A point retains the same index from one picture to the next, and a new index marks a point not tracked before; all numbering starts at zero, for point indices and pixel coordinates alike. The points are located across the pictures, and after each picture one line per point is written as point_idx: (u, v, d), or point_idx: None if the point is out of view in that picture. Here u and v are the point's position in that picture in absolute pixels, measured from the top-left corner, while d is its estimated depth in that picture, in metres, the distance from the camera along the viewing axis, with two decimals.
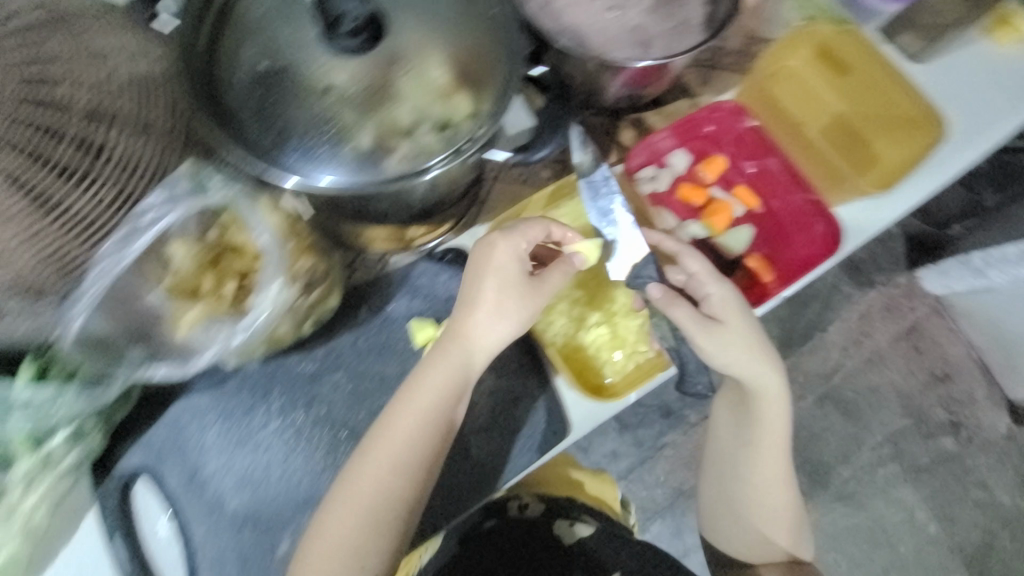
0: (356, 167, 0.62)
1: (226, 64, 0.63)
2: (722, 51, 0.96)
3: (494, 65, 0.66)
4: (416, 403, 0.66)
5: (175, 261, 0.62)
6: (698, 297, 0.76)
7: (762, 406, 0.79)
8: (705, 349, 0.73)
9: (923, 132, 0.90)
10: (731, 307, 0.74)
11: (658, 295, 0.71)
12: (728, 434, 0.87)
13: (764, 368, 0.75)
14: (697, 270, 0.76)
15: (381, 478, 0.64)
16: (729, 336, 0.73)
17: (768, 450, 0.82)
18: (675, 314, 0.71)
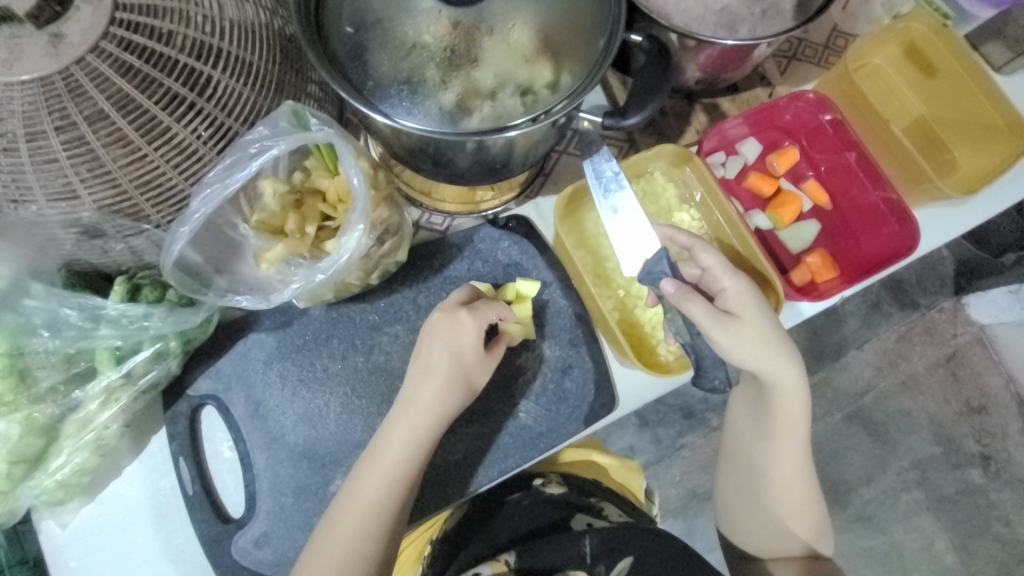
0: (445, 120, 0.64)
1: (332, 7, 0.65)
2: (804, 43, 0.94)
3: (590, 33, 0.67)
4: (421, 412, 0.67)
5: (264, 198, 0.64)
6: (713, 292, 0.74)
7: (783, 399, 0.78)
8: (723, 344, 0.70)
9: (1011, 141, 0.88)
10: (746, 302, 0.72)
11: (671, 290, 0.69)
12: (744, 427, 0.86)
13: (781, 360, 0.72)
14: (711, 264, 0.74)
15: (383, 490, 0.65)
16: (749, 333, 0.70)
17: (789, 439, 0.81)
18: (689, 309, 0.68)
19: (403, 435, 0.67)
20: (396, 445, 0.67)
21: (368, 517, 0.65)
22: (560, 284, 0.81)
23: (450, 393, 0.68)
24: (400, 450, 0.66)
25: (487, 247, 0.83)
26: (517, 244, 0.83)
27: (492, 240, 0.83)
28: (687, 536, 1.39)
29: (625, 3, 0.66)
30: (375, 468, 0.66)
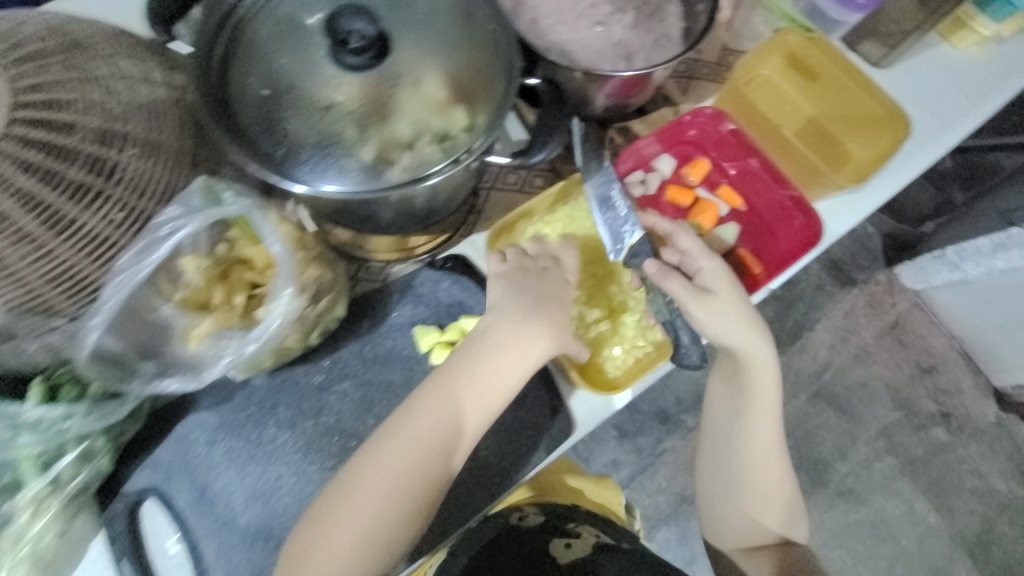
0: (362, 179, 0.64)
1: (237, 82, 0.66)
2: (699, 62, 1.02)
3: (496, 78, 0.69)
4: (438, 423, 0.68)
5: (188, 275, 0.63)
6: (691, 271, 0.78)
7: (755, 375, 0.79)
8: (697, 317, 0.74)
9: (891, 130, 0.96)
10: (721, 278, 0.76)
11: (652, 270, 0.74)
12: (721, 408, 0.84)
13: (751, 333, 0.76)
14: (689, 247, 0.78)
15: (387, 488, 0.66)
16: (721, 306, 0.74)
17: (761, 417, 0.80)
18: (668, 286, 0.74)
19: (417, 429, 0.68)
20: (409, 438, 0.67)
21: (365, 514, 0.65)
22: None
23: (471, 390, 0.70)
24: (410, 447, 0.67)
25: (428, 289, 0.83)
26: (457, 282, 0.84)
27: (433, 283, 0.84)
28: (683, 540, 1.40)
29: (517, 48, 0.70)
30: (380, 461, 0.67)
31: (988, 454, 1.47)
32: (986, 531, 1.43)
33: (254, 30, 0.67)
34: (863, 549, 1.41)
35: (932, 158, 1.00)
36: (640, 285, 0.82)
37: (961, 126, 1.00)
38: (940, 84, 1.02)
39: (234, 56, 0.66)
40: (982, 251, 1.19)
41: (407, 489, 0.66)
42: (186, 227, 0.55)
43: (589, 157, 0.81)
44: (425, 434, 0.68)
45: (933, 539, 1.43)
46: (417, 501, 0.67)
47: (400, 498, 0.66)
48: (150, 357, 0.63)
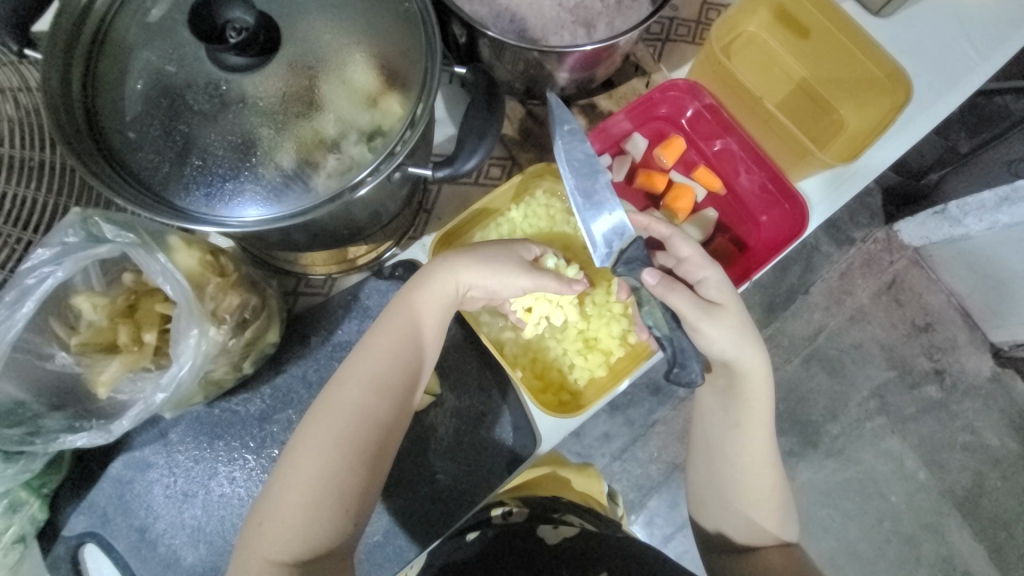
0: (273, 200, 0.54)
1: (108, 91, 0.54)
2: (676, 21, 0.90)
3: (426, 56, 0.56)
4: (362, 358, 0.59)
5: (86, 314, 0.58)
6: (692, 282, 0.69)
7: (749, 391, 0.70)
8: (703, 334, 0.65)
9: (890, 94, 0.84)
10: (726, 290, 0.68)
11: (653, 282, 0.62)
12: (713, 418, 0.74)
13: (752, 347, 0.67)
14: (688, 254, 0.70)
15: (340, 430, 0.55)
16: (730, 321, 0.66)
17: (757, 423, 0.71)
18: (673, 302, 0.63)
19: (363, 364, 0.58)
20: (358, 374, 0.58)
21: (320, 461, 0.54)
22: None
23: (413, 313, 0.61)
24: (360, 382, 0.58)
25: (375, 302, 0.77)
26: None
27: (381, 294, 0.77)
28: (678, 508, 1.15)
29: (436, 16, 0.56)
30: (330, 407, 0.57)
31: (983, 409, 1.23)
32: (977, 487, 1.21)
33: (121, 29, 0.55)
34: (853, 507, 1.21)
35: (936, 121, 0.89)
36: (629, 295, 0.74)
37: (969, 83, 0.89)
38: (947, 32, 0.89)
39: (99, 59, 0.55)
40: (986, 206, 1.01)
41: (364, 425, 0.56)
42: (51, 274, 0.53)
43: (572, 143, 0.67)
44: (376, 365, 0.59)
45: (922, 494, 1.21)
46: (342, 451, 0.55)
47: (356, 438, 0.55)
48: (60, 407, 0.60)
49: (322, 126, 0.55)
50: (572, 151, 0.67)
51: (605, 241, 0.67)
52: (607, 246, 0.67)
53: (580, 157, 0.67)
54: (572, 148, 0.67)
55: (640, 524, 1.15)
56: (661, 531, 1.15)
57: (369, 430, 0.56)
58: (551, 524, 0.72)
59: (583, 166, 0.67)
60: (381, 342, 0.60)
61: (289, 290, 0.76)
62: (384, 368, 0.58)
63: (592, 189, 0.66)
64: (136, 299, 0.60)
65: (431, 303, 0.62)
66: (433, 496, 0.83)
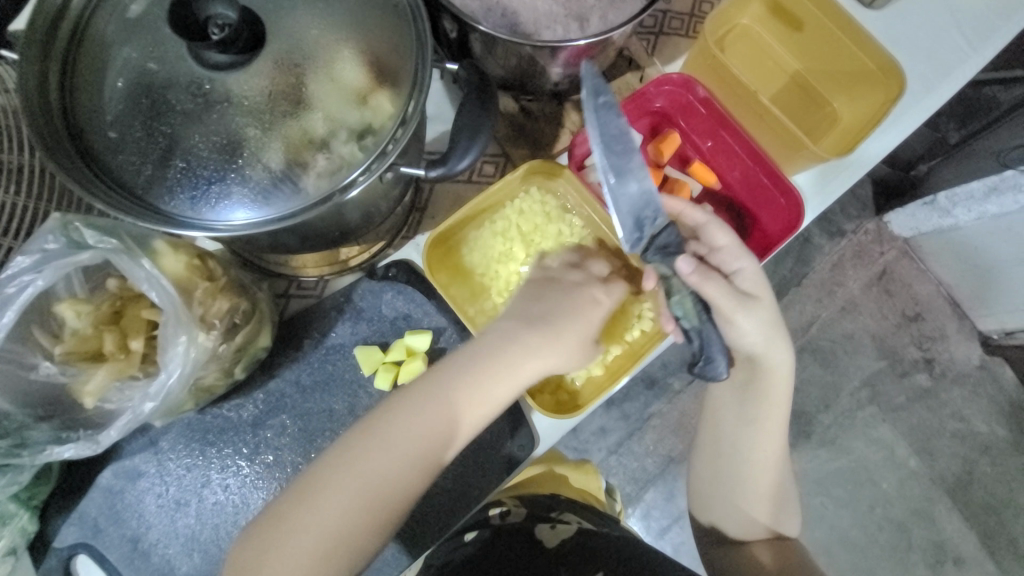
0: (261, 202, 0.52)
1: (85, 89, 0.52)
2: (669, 14, 0.88)
3: (416, 52, 0.55)
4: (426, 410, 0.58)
5: (69, 322, 0.57)
6: (727, 272, 0.69)
7: (772, 385, 0.70)
8: (737, 325, 0.66)
9: (884, 86, 0.83)
10: (761, 282, 0.68)
11: (689, 270, 0.63)
12: (727, 414, 0.73)
13: (781, 341, 0.68)
14: (723, 244, 0.70)
15: (384, 473, 0.55)
16: (764, 313, 0.67)
17: (773, 420, 0.71)
18: (708, 292, 0.64)
19: (428, 412, 0.57)
20: (419, 422, 0.57)
21: (359, 497, 0.54)
22: (455, 327, 0.76)
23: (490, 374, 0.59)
24: (419, 430, 0.57)
25: (369, 303, 0.76)
26: (401, 294, 0.76)
27: (374, 295, 0.76)
28: (674, 500, 1.16)
29: (426, 11, 0.55)
30: (382, 440, 0.56)
31: (973, 397, 1.25)
32: (967, 474, 1.23)
33: (98, 26, 0.53)
34: (845, 496, 1.22)
35: (928, 113, 0.88)
36: (657, 284, 0.68)
37: (960, 74, 0.89)
38: (939, 24, 0.89)
39: (76, 57, 0.53)
40: (974, 196, 1.02)
41: (413, 479, 0.56)
42: (31, 282, 0.52)
43: (603, 113, 0.59)
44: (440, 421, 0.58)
45: (913, 481, 1.23)
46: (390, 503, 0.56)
47: (398, 488, 0.56)
48: (46, 417, 0.59)
49: (310, 125, 0.53)
50: (608, 123, 0.60)
51: (636, 224, 0.62)
52: (637, 229, 0.62)
53: (616, 132, 0.60)
54: (605, 120, 0.60)
55: (636, 517, 1.16)
56: (657, 523, 1.16)
57: (415, 481, 0.56)
58: (550, 524, 0.71)
59: (618, 141, 0.60)
60: (450, 398, 0.58)
61: (280, 293, 0.75)
62: (444, 427, 0.58)
63: (628, 169, 0.60)
64: (121, 305, 0.59)
65: (506, 365, 0.60)
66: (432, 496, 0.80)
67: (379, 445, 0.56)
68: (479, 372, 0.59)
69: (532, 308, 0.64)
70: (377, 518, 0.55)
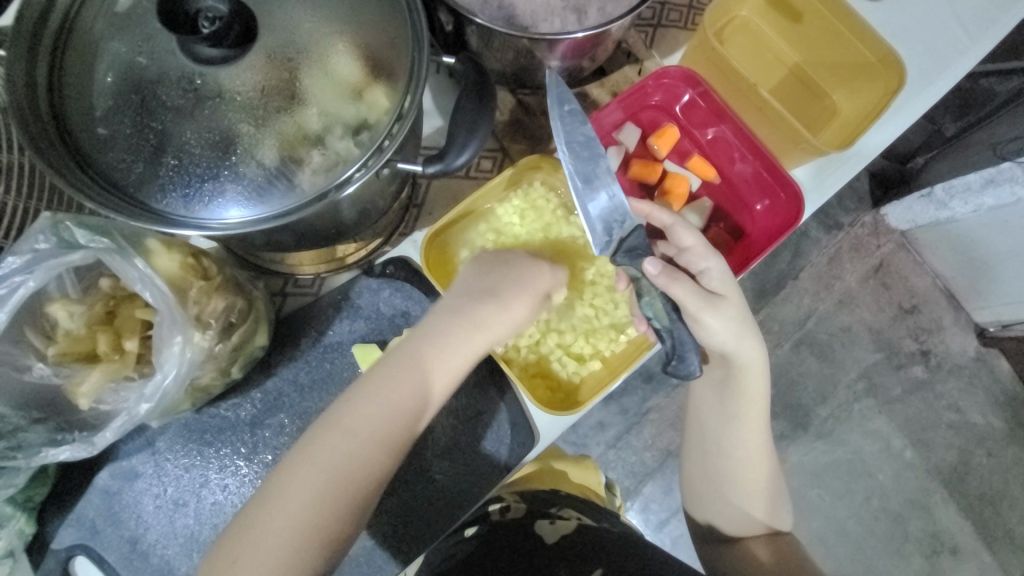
0: (255, 199, 0.52)
1: (74, 85, 0.51)
2: (667, 6, 0.87)
3: (412, 45, 0.54)
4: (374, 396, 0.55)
5: (62, 323, 0.56)
6: (694, 273, 0.69)
7: (746, 381, 0.70)
8: (705, 325, 0.65)
9: (884, 79, 0.83)
10: (727, 282, 0.67)
11: (655, 272, 0.61)
12: (708, 409, 0.73)
13: (750, 339, 0.67)
14: (691, 244, 0.69)
15: (320, 489, 0.51)
16: (732, 312, 0.65)
17: (755, 414, 0.71)
18: (675, 293, 0.62)
19: (358, 417, 0.54)
20: (348, 426, 0.53)
21: (293, 515, 0.50)
22: None
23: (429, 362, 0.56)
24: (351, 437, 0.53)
25: (367, 301, 0.76)
26: (400, 291, 0.76)
27: (372, 292, 0.76)
28: (672, 494, 1.16)
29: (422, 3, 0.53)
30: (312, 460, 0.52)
31: (968, 389, 1.25)
32: (962, 465, 1.24)
33: (87, 21, 0.52)
34: (841, 487, 1.23)
35: (928, 106, 0.88)
36: (628, 285, 0.71)
37: (961, 66, 0.88)
38: (939, 15, 0.88)
39: (64, 51, 0.52)
40: (971, 188, 1.02)
41: (350, 483, 0.52)
42: (23, 283, 0.51)
43: (572, 125, 0.65)
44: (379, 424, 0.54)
45: (909, 472, 1.24)
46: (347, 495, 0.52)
47: (353, 475, 0.52)
48: (42, 419, 0.58)
49: (305, 121, 0.52)
50: (573, 131, 0.65)
51: (603, 222, 0.65)
52: (605, 227, 0.65)
53: (581, 140, 0.65)
54: (571, 130, 0.65)
55: (635, 510, 1.16)
56: (656, 516, 1.16)
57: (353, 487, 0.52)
58: (549, 519, 0.71)
59: (583, 148, 0.65)
60: (386, 396, 0.55)
61: (276, 291, 0.74)
62: (383, 425, 0.54)
63: (593, 172, 0.65)
64: (114, 305, 0.58)
65: (444, 349, 0.58)
66: (431, 497, 0.82)
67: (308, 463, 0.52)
68: (413, 365, 0.56)
69: (485, 283, 0.64)
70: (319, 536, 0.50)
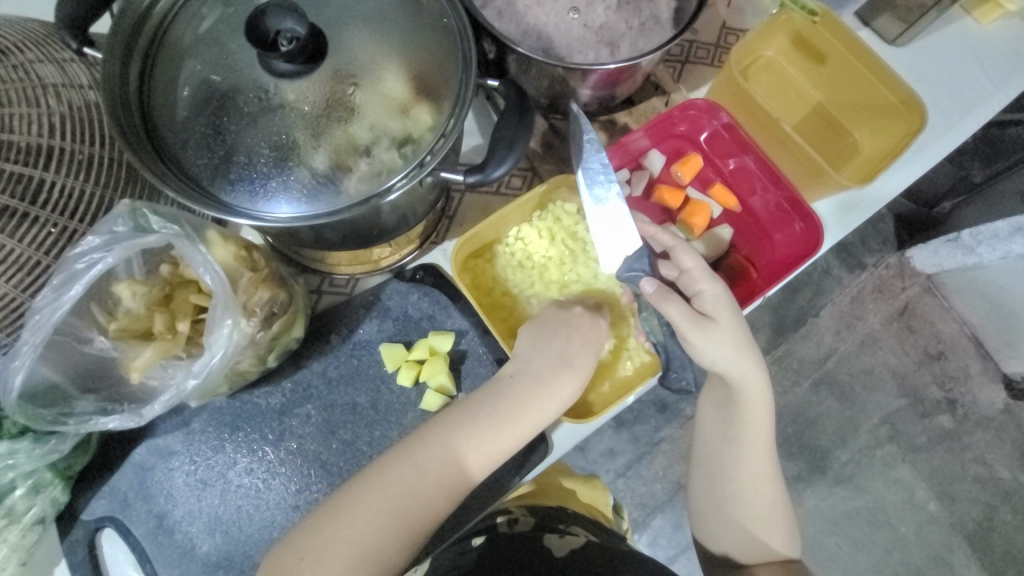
0: (310, 200, 0.57)
1: (161, 89, 0.58)
2: (695, 44, 0.93)
3: (460, 68, 0.59)
4: (460, 430, 0.65)
5: (124, 301, 0.61)
6: (689, 294, 0.69)
7: (748, 406, 0.70)
8: (693, 345, 0.66)
9: (904, 120, 0.85)
10: (723, 305, 0.67)
11: (649, 291, 0.65)
12: (712, 432, 0.73)
13: (749, 362, 0.67)
14: (690, 266, 0.69)
15: (422, 492, 0.62)
16: (723, 336, 0.66)
17: (759, 440, 0.71)
18: (666, 311, 0.65)
19: (436, 453, 0.64)
20: (425, 460, 0.63)
21: (366, 536, 0.59)
22: (477, 331, 0.79)
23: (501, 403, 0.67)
24: (449, 459, 0.64)
25: (396, 303, 0.80)
26: (428, 296, 0.80)
27: (402, 296, 0.80)
28: (682, 528, 1.14)
29: (472, 32, 0.59)
30: (404, 479, 0.62)
31: (996, 442, 1.22)
32: (988, 521, 1.19)
33: (176, 36, 0.59)
34: (860, 536, 1.19)
35: (950, 147, 0.90)
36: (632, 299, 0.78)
37: (983, 111, 0.90)
38: (962, 62, 0.91)
39: (154, 61, 0.58)
40: (999, 235, 1.02)
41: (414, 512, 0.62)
42: (101, 260, 0.56)
43: (589, 154, 0.70)
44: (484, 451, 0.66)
45: (932, 526, 1.19)
46: (416, 522, 0.62)
47: (429, 502, 0.62)
48: (93, 390, 0.63)
49: (360, 130, 0.58)
50: (590, 159, 0.71)
51: (611, 246, 0.70)
52: (613, 249, 0.71)
53: (596, 166, 0.71)
54: (586, 158, 0.71)
55: (644, 542, 1.15)
56: (665, 550, 1.14)
57: (442, 495, 0.63)
58: (557, 533, 0.72)
59: (599, 175, 0.70)
60: (465, 439, 0.65)
61: (313, 288, 0.79)
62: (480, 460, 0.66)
63: (605, 197, 0.70)
64: (171, 289, 0.63)
65: (524, 407, 0.68)
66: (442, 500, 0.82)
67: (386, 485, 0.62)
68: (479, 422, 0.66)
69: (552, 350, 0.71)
70: (388, 546, 0.60)
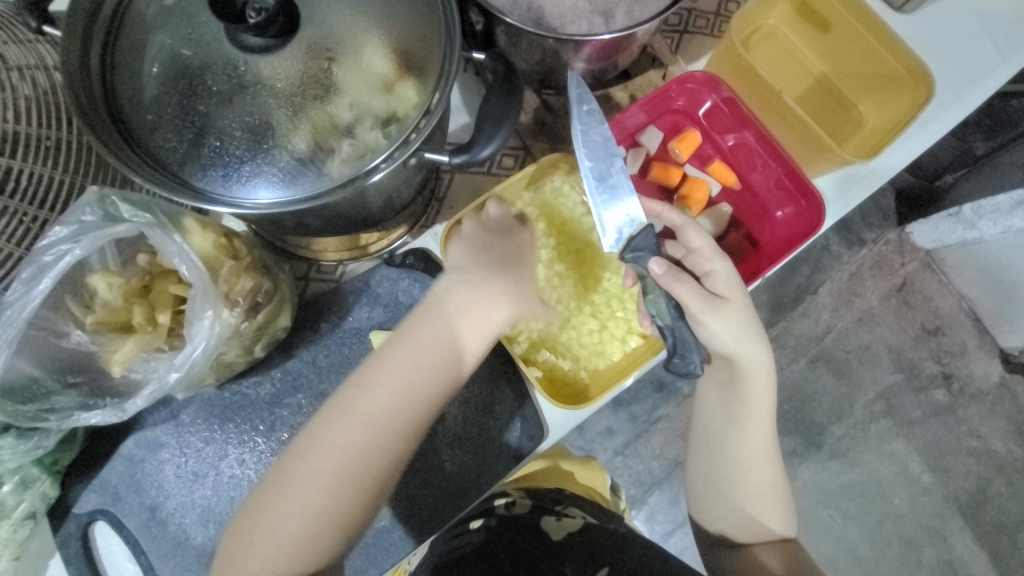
0: (288, 183, 0.54)
1: (126, 67, 0.54)
2: (694, 12, 0.88)
3: (443, 40, 0.55)
4: (402, 370, 0.59)
5: (101, 293, 0.59)
6: (699, 274, 0.67)
7: (750, 387, 0.68)
8: (704, 326, 0.64)
9: (910, 93, 0.82)
10: (733, 283, 0.66)
11: (660, 272, 0.62)
12: (712, 414, 0.73)
13: (755, 342, 0.66)
14: (698, 244, 0.68)
15: (365, 444, 0.56)
16: (734, 316, 0.64)
17: (759, 421, 0.70)
18: (678, 292, 0.62)
19: (375, 396, 0.58)
20: (364, 409, 0.57)
21: (312, 506, 0.55)
22: None
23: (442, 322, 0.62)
24: (389, 397, 0.58)
25: (386, 290, 0.78)
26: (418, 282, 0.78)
27: (391, 282, 0.78)
28: (678, 505, 1.15)
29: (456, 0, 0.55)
30: (339, 437, 0.56)
31: (991, 414, 1.22)
32: (980, 492, 1.21)
33: (139, 8, 0.55)
34: (854, 509, 1.20)
35: (957, 121, 0.87)
36: (636, 282, 0.72)
37: (991, 83, 0.87)
38: (972, 29, 0.87)
39: (118, 35, 0.55)
40: (1001, 209, 0.99)
41: (366, 470, 0.56)
42: (70, 251, 0.54)
43: (590, 125, 0.66)
44: (379, 414, 0.58)
45: (924, 498, 1.21)
46: (373, 479, 0.57)
47: (377, 453, 0.57)
48: (74, 384, 0.62)
49: (339, 108, 0.55)
50: (593, 128, 0.66)
51: (609, 221, 0.66)
52: (614, 227, 0.66)
53: (598, 140, 0.67)
54: (589, 129, 0.66)
55: (640, 518, 1.16)
56: (661, 526, 1.16)
57: (396, 442, 0.58)
58: (554, 516, 0.70)
59: (600, 149, 0.66)
60: (398, 380, 0.59)
61: (301, 275, 0.77)
62: (375, 422, 0.57)
63: (609, 171, 0.66)
64: (150, 280, 0.61)
65: (468, 324, 0.63)
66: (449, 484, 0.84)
67: (324, 447, 0.56)
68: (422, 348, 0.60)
69: (477, 254, 0.68)
70: (342, 512, 0.56)
